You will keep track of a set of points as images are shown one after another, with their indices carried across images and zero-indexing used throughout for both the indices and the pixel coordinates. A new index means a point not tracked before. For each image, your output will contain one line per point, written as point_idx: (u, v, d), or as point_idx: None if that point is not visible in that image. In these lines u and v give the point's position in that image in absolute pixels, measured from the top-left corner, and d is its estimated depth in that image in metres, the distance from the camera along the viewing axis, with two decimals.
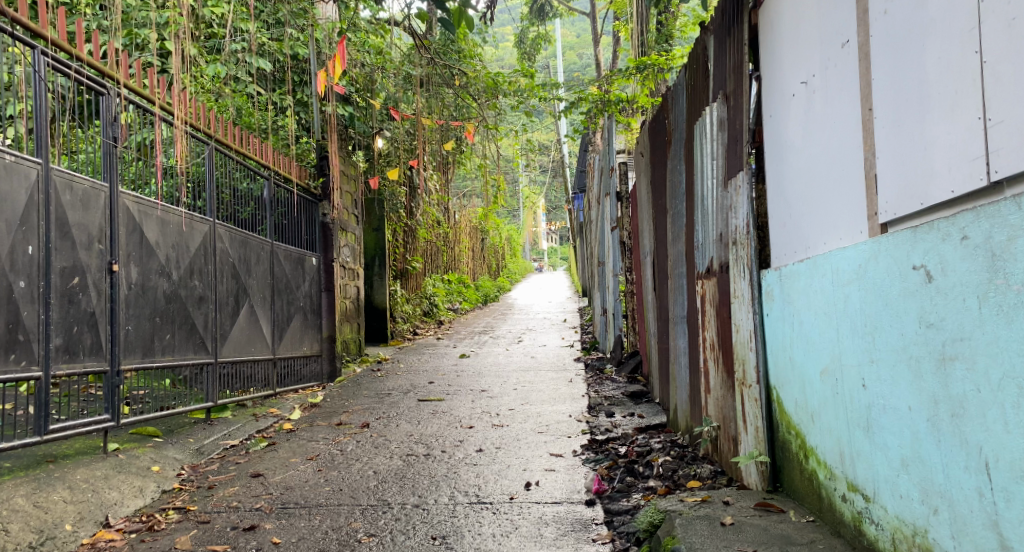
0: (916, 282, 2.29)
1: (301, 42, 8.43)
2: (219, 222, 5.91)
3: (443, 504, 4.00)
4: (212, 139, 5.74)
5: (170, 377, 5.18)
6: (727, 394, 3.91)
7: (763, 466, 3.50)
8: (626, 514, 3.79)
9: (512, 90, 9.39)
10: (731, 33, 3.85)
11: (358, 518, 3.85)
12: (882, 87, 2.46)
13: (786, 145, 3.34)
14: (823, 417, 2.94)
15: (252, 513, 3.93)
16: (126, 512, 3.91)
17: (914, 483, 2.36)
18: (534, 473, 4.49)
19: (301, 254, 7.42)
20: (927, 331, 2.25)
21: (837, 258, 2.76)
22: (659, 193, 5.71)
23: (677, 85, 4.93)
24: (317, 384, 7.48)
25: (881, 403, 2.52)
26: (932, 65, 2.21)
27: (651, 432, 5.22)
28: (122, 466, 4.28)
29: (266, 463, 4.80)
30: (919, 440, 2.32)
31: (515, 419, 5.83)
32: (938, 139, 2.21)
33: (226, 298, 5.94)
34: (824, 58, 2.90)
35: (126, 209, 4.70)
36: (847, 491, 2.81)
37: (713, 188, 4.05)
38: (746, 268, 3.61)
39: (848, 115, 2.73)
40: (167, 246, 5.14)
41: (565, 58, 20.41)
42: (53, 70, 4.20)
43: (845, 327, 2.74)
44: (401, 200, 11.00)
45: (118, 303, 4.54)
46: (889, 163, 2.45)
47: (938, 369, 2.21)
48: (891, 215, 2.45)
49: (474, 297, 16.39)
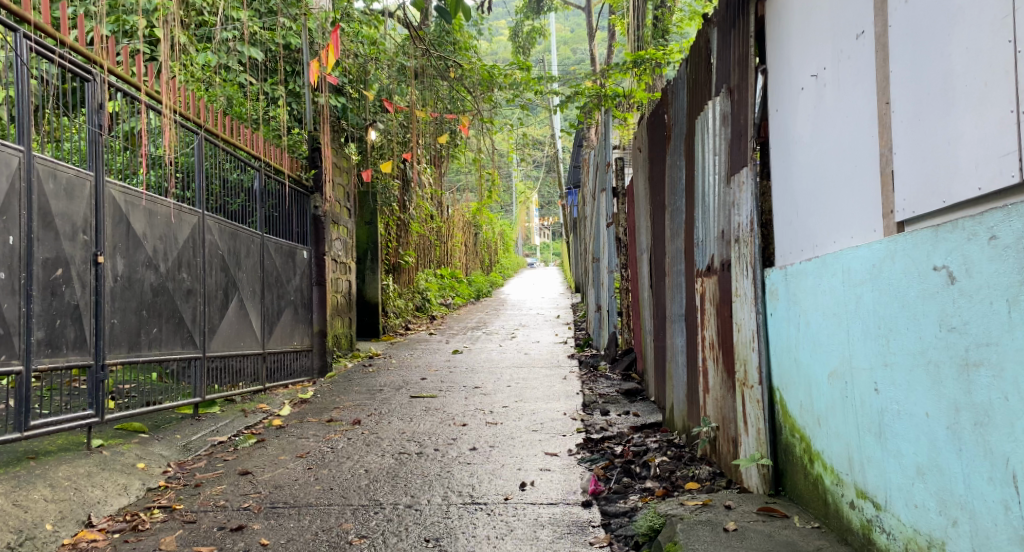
0: (936, 284, 2.20)
1: (293, 31, 8.32)
2: (209, 213, 5.78)
3: (437, 505, 3.90)
4: (202, 128, 5.62)
5: (158, 371, 5.05)
6: (728, 395, 3.82)
7: (766, 470, 3.41)
8: (624, 516, 3.70)
9: (507, 83, 9.51)
10: (735, 24, 3.76)
11: (349, 519, 3.75)
12: (901, 79, 2.37)
13: (794, 139, 3.24)
14: (832, 421, 2.86)
15: (240, 513, 3.82)
16: (110, 511, 3.79)
17: (931, 493, 2.28)
18: (529, 473, 4.39)
19: (292, 247, 7.30)
20: (949, 336, 2.16)
21: (848, 257, 2.67)
22: (657, 188, 5.61)
23: (678, 78, 4.84)
24: (308, 379, 7.37)
25: (894, 408, 2.43)
26: (959, 57, 2.12)
27: (647, 431, 5.14)
28: (106, 463, 4.16)
29: (256, 461, 4.69)
30: (936, 448, 2.24)
31: (509, 417, 5.74)
32: (964, 133, 2.12)
33: (216, 292, 5.82)
34: (836, 50, 2.81)
35: (112, 198, 4.58)
36: (855, 498, 2.72)
37: (716, 184, 3.95)
38: (749, 267, 3.52)
39: (862, 109, 2.64)
40: (155, 238, 5.01)
41: (558, 53, 20.36)
42: (37, 55, 4.07)
43: (856, 329, 2.65)
44: (394, 194, 10.89)
45: (103, 297, 4.42)
46: (908, 160, 2.36)
47: (960, 375, 2.13)
48: (910, 214, 2.36)
49: (466, 293, 16.28)
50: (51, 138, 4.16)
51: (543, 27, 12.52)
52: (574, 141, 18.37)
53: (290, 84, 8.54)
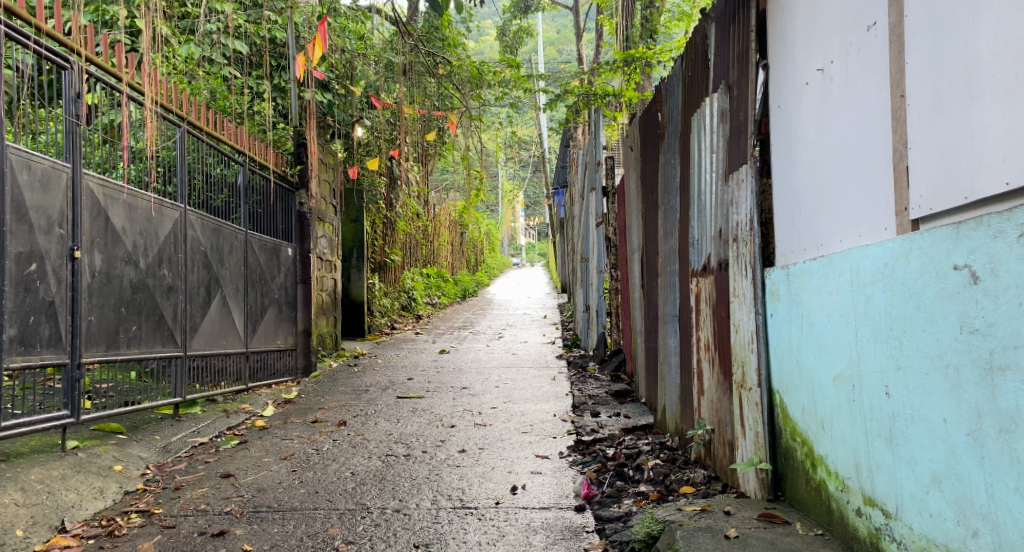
0: (957, 284, 2.15)
1: (279, 25, 8.22)
2: (191, 208, 5.65)
3: (425, 509, 3.78)
4: (184, 122, 5.49)
5: (137, 370, 4.91)
6: (724, 398, 3.72)
7: (764, 474, 3.31)
8: (619, 521, 3.59)
9: (496, 81, 9.23)
10: (734, 19, 3.67)
11: (335, 524, 3.62)
12: (918, 71, 2.30)
13: (795, 135, 3.16)
14: (837, 426, 2.77)
15: (221, 517, 3.69)
16: (84, 516, 3.66)
17: (948, 503, 2.21)
18: (520, 476, 4.29)
19: (276, 245, 7.16)
20: (971, 337, 2.11)
21: (857, 256, 2.59)
22: (650, 187, 5.52)
23: (672, 75, 4.73)
24: (291, 379, 7.23)
25: (908, 413, 2.36)
26: (985, 46, 2.06)
27: (639, 433, 5.04)
28: (82, 465, 4.01)
29: (238, 463, 4.56)
30: (955, 455, 2.18)
31: (497, 419, 5.62)
32: (991, 125, 2.05)
33: (198, 289, 5.68)
34: (845, 43, 2.72)
35: (90, 191, 4.44)
36: (862, 505, 2.63)
37: (713, 181, 3.85)
38: (748, 266, 3.42)
39: (872, 103, 2.55)
40: (134, 233, 4.86)
41: (544, 53, 20.33)
42: (8, 39, 3.92)
43: (864, 331, 2.56)
44: (381, 191, 10.75)
45: (80, 293, 4.28)
46: (927, 154, 2.28)
47: (983, 380, 2.08)
48: (927, 211, 2.29)
49: (451, 292, 16.17)
50: (28, 131, 4.03)
51: (531, 27, 12.44)
52: (561, 141, 18.34)
53: (275, 79, 8.40)
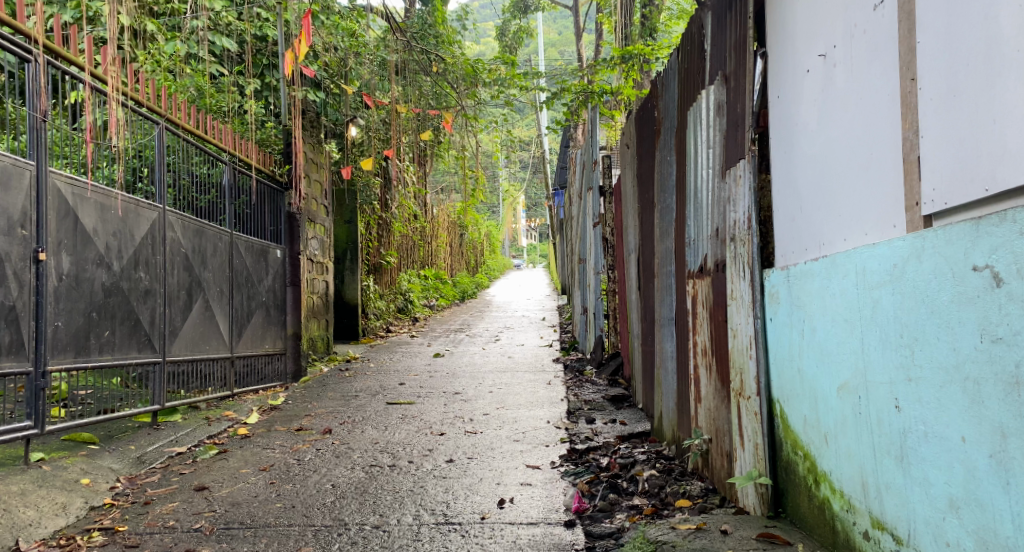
0: (978, 287, 1.96)
1: (269, 23, 8.03)
2: (172, 210, 5.44)
3: (406, 525, 3.58)
4: (162, 118, 5.25)
5: (120, 376, 4.77)
6: (722, 407, 3.50)
7: (764, 490, 3.10)
8: (610, 538, 3.38)
9: (491, 79, 8.78)
10: (732, 6, 3.46)
11: (309, 542, 3.42)
12: (931, 50, 2.11)
13: (794, 125, 2.95)
14: (841, 440, 2.57)
15: (189, 535, 3.49)
16: (42, 534, 3.45)
17: (968, 531, 2.02)
18: (509, 488, 4.08)
19: (264, 246, 6.95)
20: (993, 347, 1.92)
21: (863, 256, 2.39)
22: (647, 185, 5.28)
23: (669, 67, 4.51)
24: (280, 384, 7.04)
25: (920, 429, 2.16)
26: (1009, 19, 1.87)
27: (635, 440, 4.84)
28: (45, 479, 3.84)
29: (214, 475, 4.35)
30: (975, 479, 1.99)
31: (489, 426, 5.42)
32: (1015, 108, 1.88)
33: (178, 292, 5.47)
34: (849, 25, 2.53)
35: (56, 190, 4.23)
36: (869, 528, 2.43)
37: (710, 178, 3.63)
38: (746, 267, 3.21)
39: (879, 89, 2.36)
40: (107, 234, 4.66)
41: (546, 54, 20.02)
42: None
43: (871, 338, 2.36)
44: (375, 193, 10.53)
45: (45, 297, 4.08)
46: (943, 141, 2.09)
47: (1008, 396, 1.89)
48: (941, 205, 2.11)
49: (450, 295, 15.94)
50: (9, 130, 3.93)
51: (530, 26, 12.22)
52: (562, 141, 18.14)
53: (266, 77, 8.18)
